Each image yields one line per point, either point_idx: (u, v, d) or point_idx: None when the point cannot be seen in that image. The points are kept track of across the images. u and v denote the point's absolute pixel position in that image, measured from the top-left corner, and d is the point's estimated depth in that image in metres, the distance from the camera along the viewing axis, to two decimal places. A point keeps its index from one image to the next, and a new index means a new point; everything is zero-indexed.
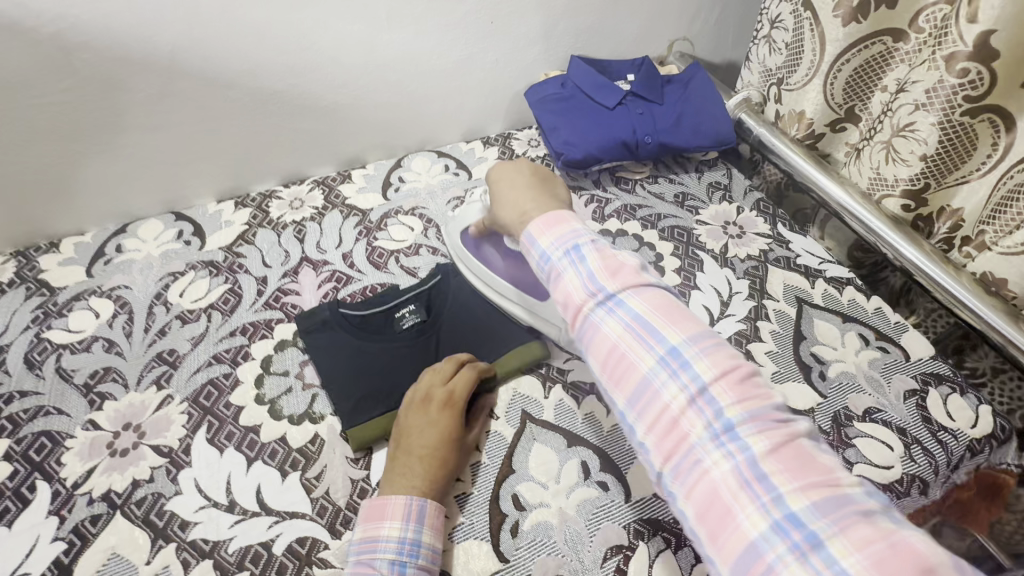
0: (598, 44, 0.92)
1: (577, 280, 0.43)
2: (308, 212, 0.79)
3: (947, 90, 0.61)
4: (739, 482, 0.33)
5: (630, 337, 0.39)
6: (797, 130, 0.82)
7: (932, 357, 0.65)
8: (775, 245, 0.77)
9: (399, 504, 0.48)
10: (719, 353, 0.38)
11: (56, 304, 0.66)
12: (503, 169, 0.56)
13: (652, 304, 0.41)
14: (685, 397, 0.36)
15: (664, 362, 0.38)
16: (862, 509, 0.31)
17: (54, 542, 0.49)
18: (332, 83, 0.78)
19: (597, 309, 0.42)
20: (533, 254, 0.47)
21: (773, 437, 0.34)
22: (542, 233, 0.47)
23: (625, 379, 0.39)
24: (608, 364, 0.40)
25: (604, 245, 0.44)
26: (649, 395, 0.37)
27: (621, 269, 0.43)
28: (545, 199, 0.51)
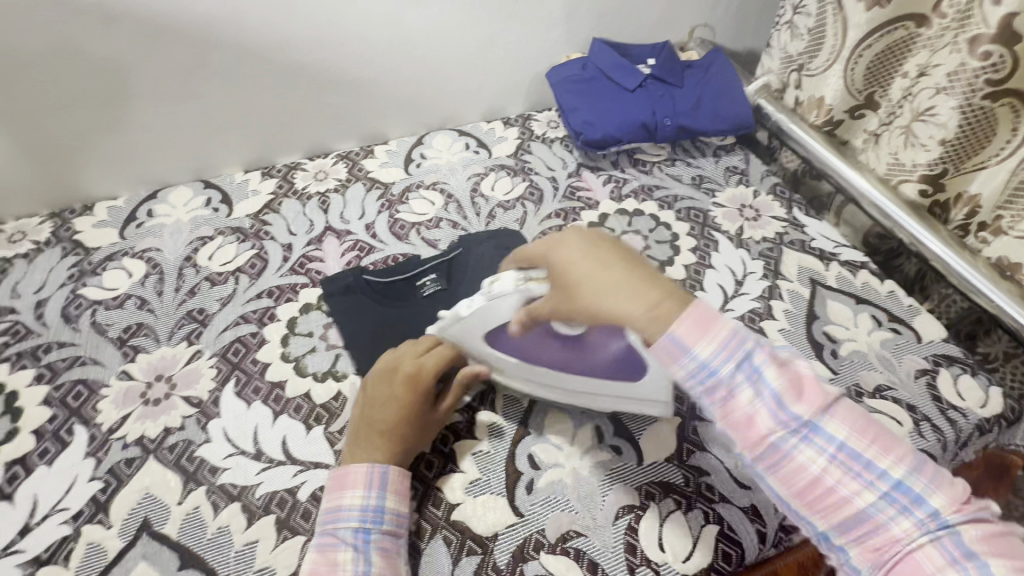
0: (620, 27, 0.93)
1: (760, 405, 0.38)
2: (332, 183, 0.81)
3: (969, 73, 0.62)
4: (950, 565, 0.34)
5: (836, 467, 0.37)
6: (817, 117, 0.82)
7: (944, 339, 0.66)
8: (790, 228, 0.78)
9: (359, 474, 0.48)
10: (928, 468, 0.37)
11: (91, 263, 0.69)
12: (574, 241, 0.45)
13: (850, 422, 0.38)
14: (907, 517, 0.35)
15: (880, 487, 0.36)
16: None
17: (91, 481, 0.51)
18: (359, 57, 0.80)
19: (791, 439, 0.37)
20: (682, 372, 0.40)
21: (983, 536, 0.34)
22: (696, 344, 0.39)
23: (833, 510, 0.36)
24: (810, 494, 0.37)
25: (772, 353, 0.40)
26: (866, 522, 0.36)
27: (804, 387, 0.38)
28: (658, 284, 0.42)
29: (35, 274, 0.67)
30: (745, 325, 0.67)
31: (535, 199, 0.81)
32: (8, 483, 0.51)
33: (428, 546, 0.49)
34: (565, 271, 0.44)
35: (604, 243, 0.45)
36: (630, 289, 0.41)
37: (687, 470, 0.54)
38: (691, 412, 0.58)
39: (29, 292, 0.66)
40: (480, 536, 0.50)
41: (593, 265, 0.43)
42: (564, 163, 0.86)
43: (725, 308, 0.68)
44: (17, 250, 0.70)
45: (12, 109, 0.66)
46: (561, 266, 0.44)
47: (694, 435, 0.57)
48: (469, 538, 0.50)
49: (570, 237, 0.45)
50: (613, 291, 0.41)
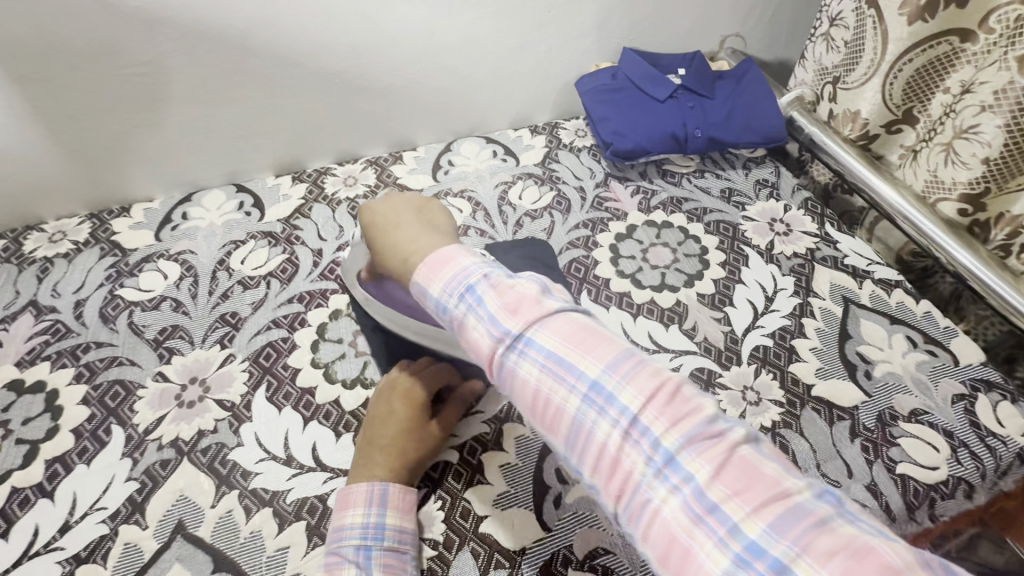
0: (650, 36, 0.92)
1: (481, 328, 0.39)
2: (362, 189, 0.82)
3: (1018, 91, 0.60)
4: (691, 518, 0.31)
5: (547, 378, 0.37)
6: (851, 130, 0.81)
7: (983, 363, 0.64)
8: (822, 244, 0.76)
9: (360, 491, 0.48)
10: (641, 376, 0.36)
11: (127, 264, 0.70)
12: (378, 205, 0.52)
13: (563, 334, 0.38)
14: (618, 428, 0.34)
15: (593, 399, 0.35)
16: (813, 517, 0.29)
17: (128, 481, 0.52)
18: (391, 66, 0.80)
19: (508, 354, 0.38)
20: (430, 305, 0.42)
21: (713, 459, 0.32)
22: (431, 282, 0.42)
23: (556, 422, 0.37)
24: (536, 409, 0.37)
25: (498, 278, 0.41)
26: (584, 436, 0.35)
27: (520, 304, 0.39)
28: (427, 235, 0.46)
29: (75, 274, 0.69)
30: (775, 343, 0.66)
31: (563, 209, 0.80)
32: (48, 481, 0.52)
33: (456, 558, 0.49)
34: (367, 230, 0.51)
35: (405, 210, 0.50)
36: (400, 247, 0.46)
37: None
38: None
39: (69, 292, 0.67)
40: (507, 551, 0.50)
41: (382, 226, 0.49)
42: (591, 172, 0.86)
43: (755, 325, 0.67)
44: (58, 250, 0.72)
45: (55, 114, 0.68)
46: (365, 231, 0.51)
47: None
48: (497, 551, 0.50)
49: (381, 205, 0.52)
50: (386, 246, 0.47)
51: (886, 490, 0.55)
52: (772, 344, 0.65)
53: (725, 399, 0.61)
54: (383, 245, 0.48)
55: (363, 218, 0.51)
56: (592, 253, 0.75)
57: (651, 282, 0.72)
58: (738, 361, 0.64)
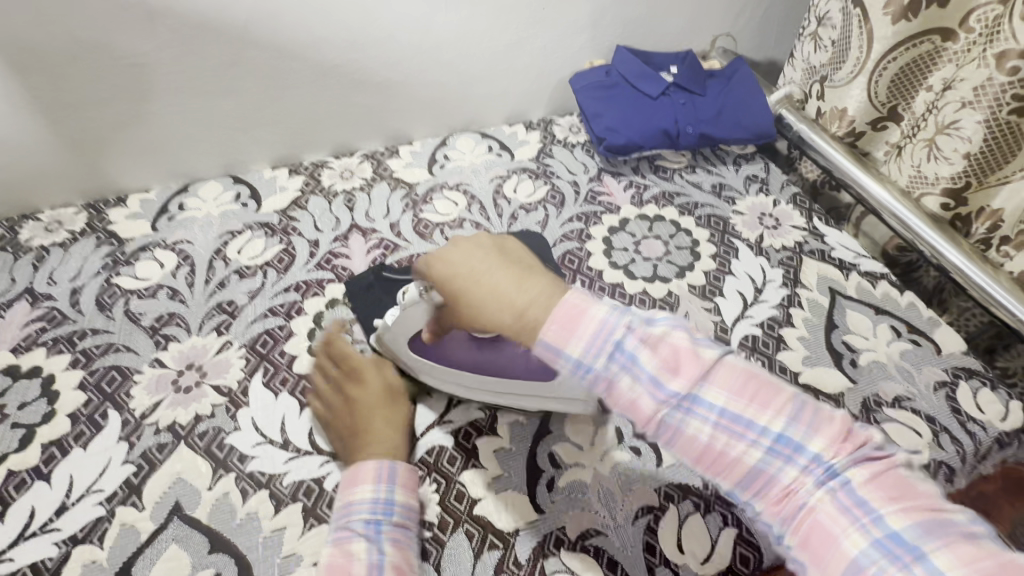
0: (643, 35, 0.94)
1: (638, 387, 0.37)
2: (358, 182, 0.83)
3: (996, 88, 0.62)
4: (843, 516, 0.33)
5: (722, 435, 0.35)
6: (839, 128, 0.83)
7: (965, 352, 0.66)
8: (810, 238, 0.78)
9: (369, 468, 0.48)
10: (815, 418, 0.35)
11: (124, 253, 0.71)
12: (449, 249, 0.44)
13: (729, 384, 0.36)
14: (799, 471, 0.34)
15: (770, 446, 0.35)
16: (963, 529, 0.31)
17: (124, 464, 0.53)
18: (388, 60, 0.81)
19: (674, 414, 0.36)
20: (562, 364, 0.39)
21: (877, 481, 0.33)
22: (565, 341, 0.38)
23: (728, 472, 0.36)
24: (705, 462, 0.36)
25: (642, 327, 0.38)
26: (760, 480, 0.35)
27: (679, 359, 0.37)
28: (535, 282, 0.40)
29: (71, 263, 0.69)
30: (764, 332, 0.67)
31: (557, 202, 0.82)
32: (44, 464, 0.52)
33: (451, 539, 0.50)
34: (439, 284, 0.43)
35: (481, 247, 0.43)
36: (501, 298, 0.40)
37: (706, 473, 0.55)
38: None
39: (65, 280, 0.68)
40: (501, 532, 0.51)
41: (462, 271, 0.42)
42: (585, 167, 0.87)
43: (744, 314, 0.68)
44: (54, 238, 0.72)
45: (55, 104, 0.68)
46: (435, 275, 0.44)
47: None
48: (491, 532, 0.51)
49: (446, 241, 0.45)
50: (481, 298, 0.41)
51: None
52: (760, 333, 0.67)
53: None
54: (474, 295, 0.41)
55: (430, 263, 0.45)
56: (586, 246, 0.76)
57: (644, 273, 0.73)
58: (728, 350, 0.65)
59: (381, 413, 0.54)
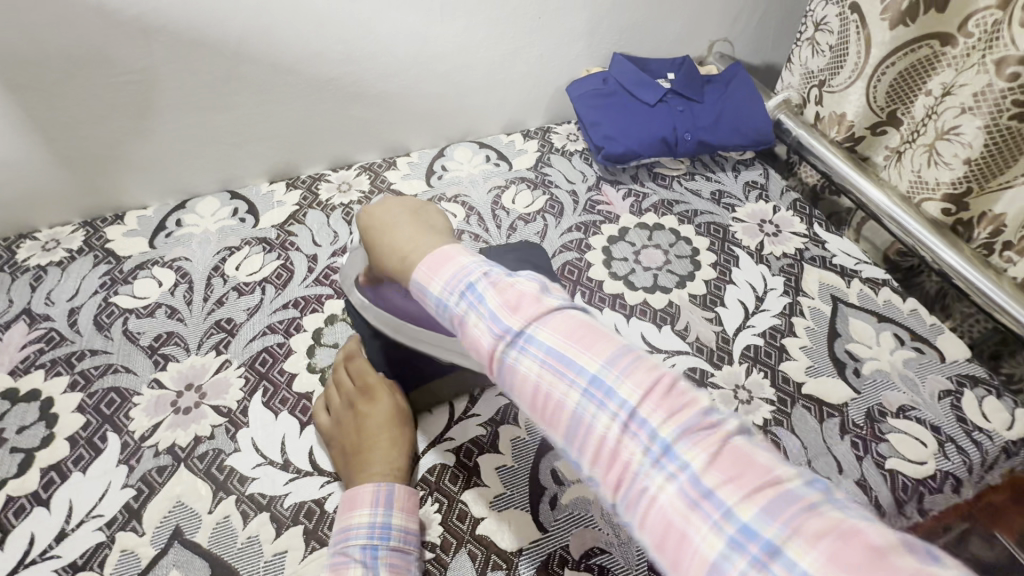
0: (640, 42, 0.93)
1: (478, 322, 0.38)
2: (356, 195, 0.82)
3: (996, 94, 0.61)
4: (681, 491, 0.30)
5: (547, 374, 0.35)
6: (837, 133, 0.82)
7: (969, 359, 0.65)
8: (811, 244, 0.78)
9: (366, 492, 0.47)
10: (641, 368, 0.34)
11: (122, 271, 0.71)
12: (377, 209, 0.51)
13: (564, 329, 0.36)
14: (618, 424, 0.32)
15: (590, 391, 0.34)
16: (803, 502, 0.28)
17: (124, 488, 0.52)
18: (384, 72, 0.81)
19: (509, 351, 0.36)
20: (428, 302, 0.41)
21: (706, 445, 0.31)
22: (429, 280, 0.41)
23: (555, 419, 0.35)
24: (537, 408, 0.36)
25: (498, 275, 0.40)
26: (582, 432, 0.33)
27: (519, 301, 0.37)
28: (428, 234, 0.46)
29: (68, 282, 0.69)
30: (766, 342, 0.67)
31: (555, 212, 0.81)
32: (44, 489, 0.52)
33: (454, 560, 0.50)
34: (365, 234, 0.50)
35: (402, 209, 0.50)
36: (395, 249, 0.46)
37: None
38: None
39: (63, 300, 0.67)
40: (504, 552, 0.50)
41: (377, 227, 0.49)
42: (583, 176, 0.87)
43: (746, 324, 0.68)
44: (52, 257, 0.72)
45: (53, 121, 0.68)
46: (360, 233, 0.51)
47: None
48: (494, 553, 0.50)
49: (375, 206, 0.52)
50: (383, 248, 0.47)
51: (875, 485, 0.56)
52: (762, 343, 0.66)
53: (718, 398, 0.61)
54: (381, 247, 0.48)
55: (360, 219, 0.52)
56: (585, 256, 0.75)
57: (644, 283, 0.73)
58: (730, 360, 0.65)
59: (387, 442, 0.52)
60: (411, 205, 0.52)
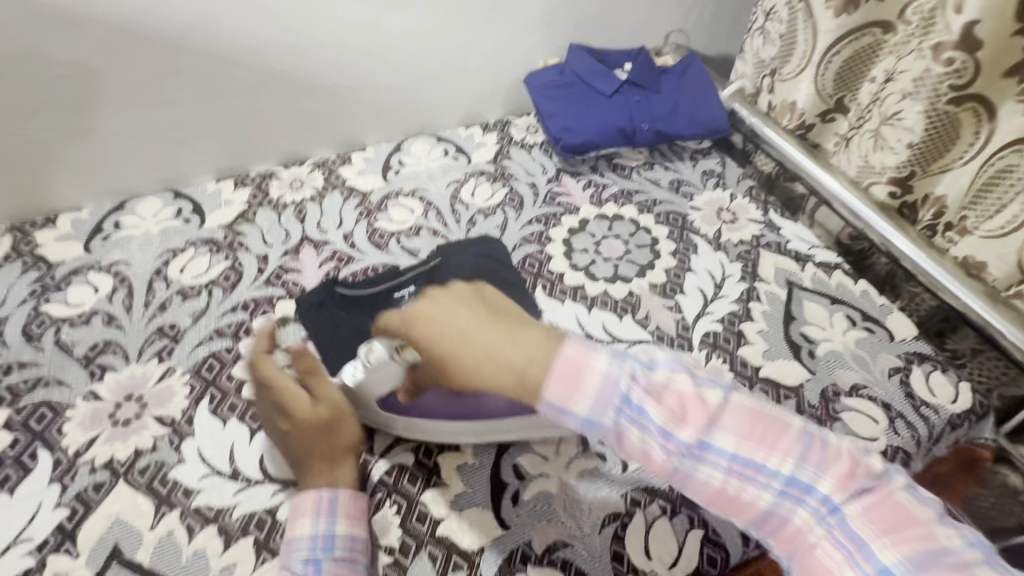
0: (597, 33, 0.93)
1: (649, 438, 0.40)
2: (309, 192, 0.79)
3: (934, 79, 0.61)
4: (847, 553, 0.37)
5: (732, 479, 0.39)
6: (789, 121, 0.83)
7: (916, 337, 0.67)
8: (766, 231, 0.79)
9: (303, 504, 0.46)
10: (814, 454, 0.39)
11: (54, 278, 0.66)
12: (429, 308, 0.46)
13: (735, 430, 0.39)
14: (809, 511, 0.38)
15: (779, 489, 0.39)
16: (958, 559, 0.34)
17: (56, 508, 0.49)
18: (334, 64, 0.79)
19: (685, 461, 0.40)
20: (571, 421, 0.41)
21: (870, 505, 0.37)
22: (575, 398, 0.41)
23: (741, 512, 0.40)
24: (719, 505, 0.40)
25: (644, 377, 0.41)
26: (773, 520, 0.39)
27: (684, 409, 0.40)
28: (523, 336, 0.42)
29: None
30: (725, 328, 0.67)
31: (515, 205, 0.80)
32: None
33: (412, 563, 0.48)
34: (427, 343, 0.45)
35: (460, 305, 0.45)
36: (491, 360, 0.42)
37: None
38: None
39: None
40: (465, 551, 0.49)
41: (450, 338, 0.43)
42: (543, 168, 0.86)
43: (705, 311, 0.68)
44: None
45: None
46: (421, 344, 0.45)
47: None
48: (455, 552, 0.49)
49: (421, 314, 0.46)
50: (471, 362, 0.42)
51: None
52: (721, 329, 0.67)
53: None
54: (464, 356, 0.43)
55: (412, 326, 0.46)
56: (546, 248, 0.75)
57: (605, 274, 0.72)
58: (689, 348, 0.65)
59: (324, 447, 0.49)
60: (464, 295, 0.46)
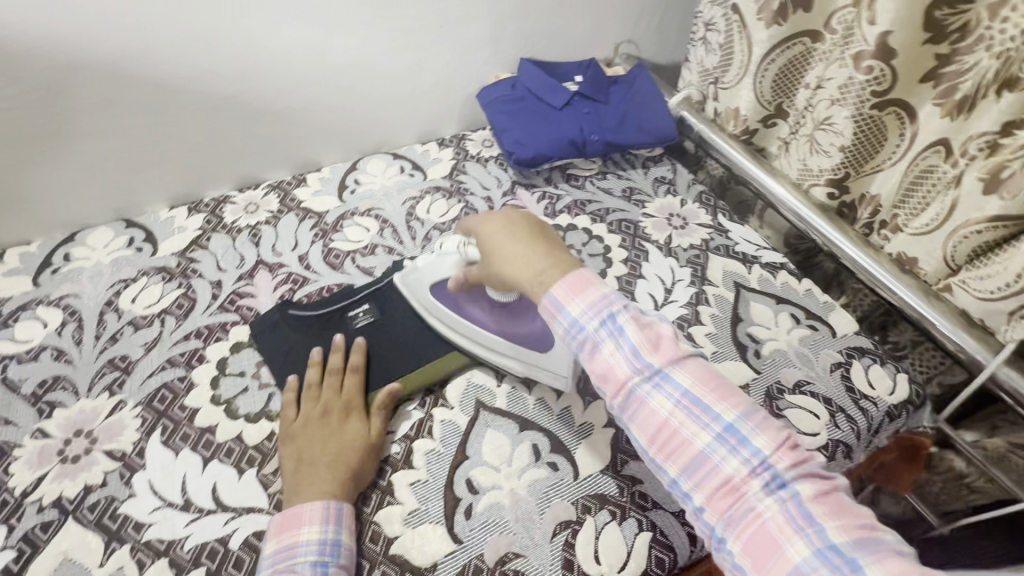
0: (547, 47, 0.95)
1: (619, 354, 0.46)
2: (263, 216, 0.80)
3: (858, 86, 0.64)
4: (785, 517, 0.38)
5: (681, 411, 0.43)
6: (734, 127, 0.86)
7: (856, 332, 0.70)
8: (715, 234, 0.81)
9: (314, 509, 0.48)
10: (765, 420, 0.42)
11: (1, 315, 0.66)
12: (497, 217, 0.57)
13: (696, 372, 0.45)
14: (744, 464, 0.40)
15: (722, 435, 0.42)
16: (894, 547, 0.36)
17: (3, 550, 0.49)
18: (283, 88, 0.79)
19: (643, 384, 0.45)
20: (562, 321, 0.49)
21: (814, 484, 0.39)
22: (570, 300, 0.48)
23: (680, 451, 0.42)
24: (661, 437, 0.43)
25: (635, 312, 0.48)
26: (708, 465, 0.41)
27: (659, 341, 0.46)
28: (556, 253, 0.53)
29: None
30: (674, 332, 0.69)
31: None
32: None
33: None
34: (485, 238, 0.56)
35: (520, 223, 0.56)
36: (524, 259, 0.53)
37: (620, 480, 0.56)
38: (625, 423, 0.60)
39: None
40: (418, 568, 0.50)
41: (503, 237, 0.55)
42: (498, 182, 0.88)
43: (655, 317, 0.70)
44: None
45: None
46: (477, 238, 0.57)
47: (628, 444, 0.58)
48: (407, 570, 0.50)
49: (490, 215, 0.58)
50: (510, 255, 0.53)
51: None
52: None
53: None
54: (507, 256, 0.54)
55: (479, 225, 0.58)
56: None
57: None
58: None
59: (341, 458, 0.52)
60: (529, 217, 0.57)
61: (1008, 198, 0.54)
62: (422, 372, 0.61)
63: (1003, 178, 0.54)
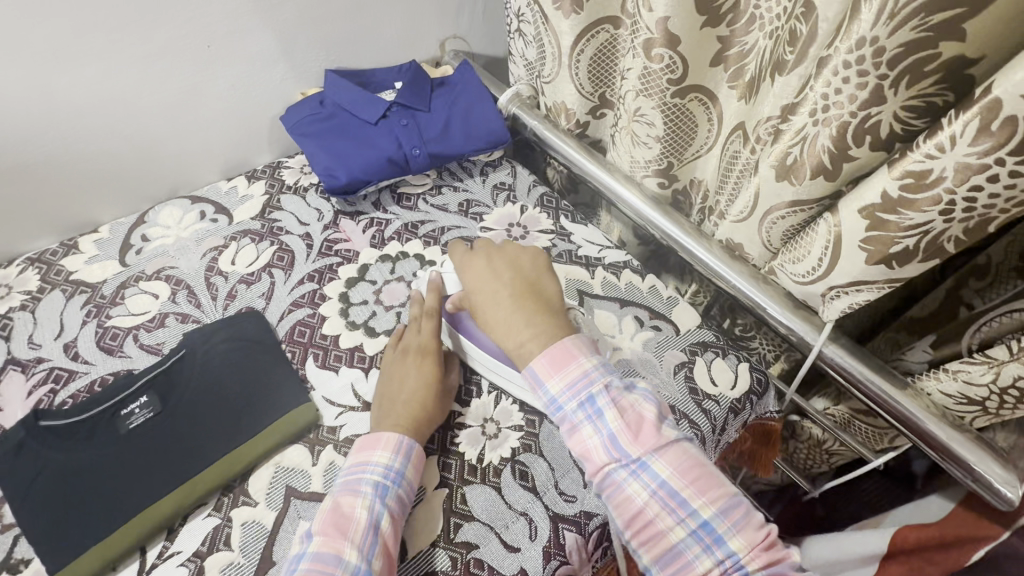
0: (357, 55, 0.85)
1: (597, 438, 0.48)
2: (18, 300, 0.65)
3: (655, 76, 0.59)
4: None
5: (655, 503, 0.46)
6: (566, 121, 0.81)
7: (699, 325, 0.68)
8: (557, 239, 0.77)
9: (392, 437, 0.52)
10: (743, 518, 0.46)
11: None
12: (482, 273, 0.57)
13: (676, 462, 0.47)
14: (714, 562, 0.44)
15: (696, 533, 0.45)
16: None
17: None
18: (13, 137, 0.65)
19: (620, 470, 0.47)
20: (541, 392, 0.51)
21: None
22: (551, 376, 0.51)
23: (654, 543, 0.46)
24: (635, 524, 0.47)
25: (618, 391, 0.50)
26: (681, 559, 0.45)
27: (641, 428, 0.48)
28: (538, 321, 0.53)
29: None
30: None
31: (285, 264, 0.71)
32: None
33: None
34: (471, 299, 0.56)
35: (505, 280, 0.56)
36: (504, 325, 0.54)
37: (453, 550, 0.50)
38: (460, 480, 0.54)
39: None
40: None
41: (485, 298, 0.55)
42: (319, 214, 0.77)
43: None
44: None
45: None
46: (464, 284, 0.58)
47: (462, 504, 0.53)
48: None
49: (478, 259, 0.59)
50: (492, 319, 0.54)
51: None
52: None
53: (464, 440, 0.57)
54: (490, 322, 0.55)
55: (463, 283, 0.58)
56: (319, 309, 0.66)
57: (385, 327, 0.65)
58: (478, 391, 0.60)
59: (415, 397, 0.55)
60: (516, 270, 0.57)
61: (797, 184, 0.50)
62: (226, 461, 0.53)
63: (790, 165, 0.50)
